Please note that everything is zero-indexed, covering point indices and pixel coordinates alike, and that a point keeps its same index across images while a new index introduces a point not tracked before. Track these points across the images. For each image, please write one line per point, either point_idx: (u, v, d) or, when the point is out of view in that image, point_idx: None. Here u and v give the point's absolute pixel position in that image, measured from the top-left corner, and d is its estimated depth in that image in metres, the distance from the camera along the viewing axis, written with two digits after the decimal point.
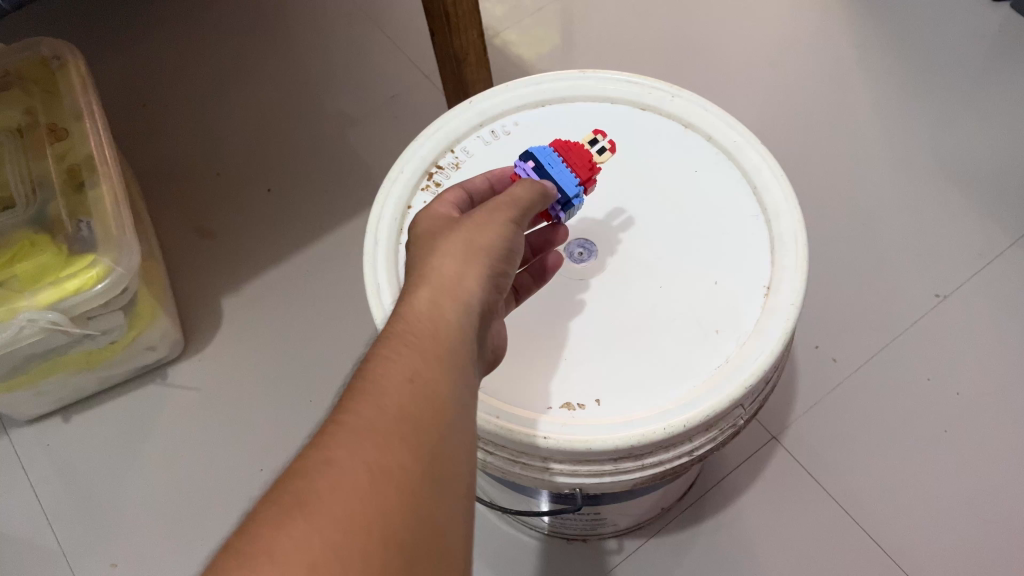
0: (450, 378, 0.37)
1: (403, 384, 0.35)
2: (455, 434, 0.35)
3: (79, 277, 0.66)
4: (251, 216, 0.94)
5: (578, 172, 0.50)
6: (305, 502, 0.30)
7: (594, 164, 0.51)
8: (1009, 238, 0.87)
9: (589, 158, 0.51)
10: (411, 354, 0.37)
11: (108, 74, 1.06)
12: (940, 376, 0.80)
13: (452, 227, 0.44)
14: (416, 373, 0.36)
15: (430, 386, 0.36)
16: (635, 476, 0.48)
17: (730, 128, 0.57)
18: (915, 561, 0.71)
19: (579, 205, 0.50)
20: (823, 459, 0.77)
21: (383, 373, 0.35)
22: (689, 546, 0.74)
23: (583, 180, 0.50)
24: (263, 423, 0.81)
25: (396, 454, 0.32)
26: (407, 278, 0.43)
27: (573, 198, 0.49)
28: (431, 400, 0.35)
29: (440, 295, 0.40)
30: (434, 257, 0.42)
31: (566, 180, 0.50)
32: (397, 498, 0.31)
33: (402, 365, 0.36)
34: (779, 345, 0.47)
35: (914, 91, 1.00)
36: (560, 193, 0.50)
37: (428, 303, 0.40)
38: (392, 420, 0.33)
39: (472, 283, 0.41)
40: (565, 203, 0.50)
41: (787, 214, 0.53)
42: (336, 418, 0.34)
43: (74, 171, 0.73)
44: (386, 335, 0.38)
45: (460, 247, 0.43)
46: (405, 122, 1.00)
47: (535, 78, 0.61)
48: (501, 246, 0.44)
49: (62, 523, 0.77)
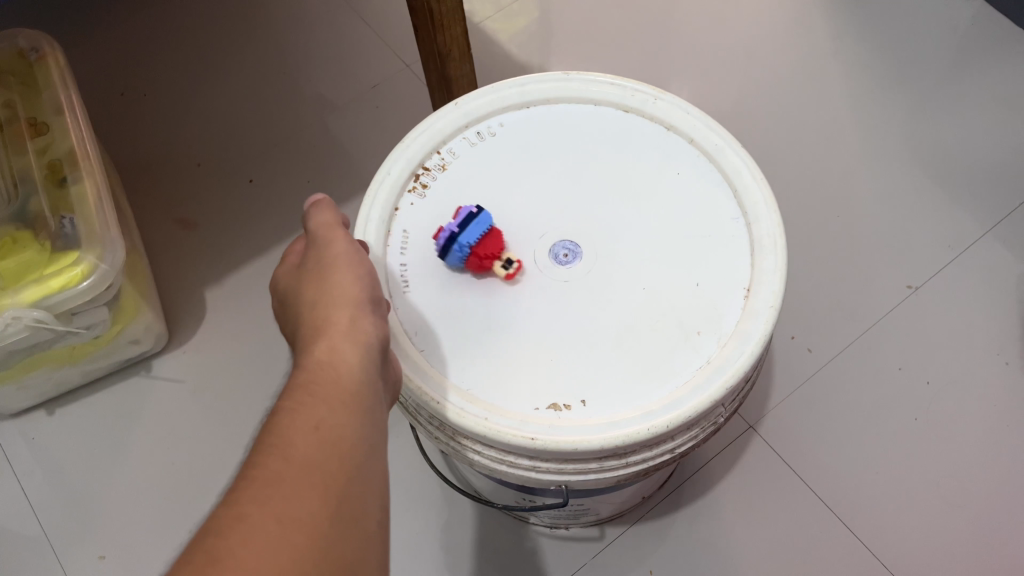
0: (356, 423, 0.39)
1: (310, 435, 0.37)
2: (363, 476, 0.38)
3: (64, 275, 0.66)
4: (231, 207, 0.94)
5: (478, 249, 0.53)
6: (219, 556, 0.31)
7: (487, 262, 0.53)
8: (979, 230, 0.90)
9: (491, 258, 0.53)
10: (314, 405, 0.39)
11: (84, 62, 1.05)
12: (912, 365, 0.82)
13: (319, 273, 0.46)
14: (322, 422, 0.38)
15: (335, 433, 0.38)
16: (619, 472, 0.49)
17: (710, 130, 0.58)
18: (886, 544, 0.74)
19: (450, 253, 0.54)
20: (799, 448, 0.79)
21: (290, 427, 0.37)
22: (668, 532, 0.76)
23: (473, 254, 0.53)
24: (248, 415, 0.82)
25: (305, 504, 0.34)
26: (300, 333, 0.45)
27: (453, 243, 0.53)
28: (338, 446, 0.37)
29: (340, 341, 0.43)
30: (321, 308, 0.45)
31: (468, 237, 0.53)
32: (310, 547, 0.33)
33: (305, 417, 0.38)
34: (757, 346, 0.49)
35: (890, 83, 1.02)
36: (456, 234, 0.53)
37: (328, 350, 0.42)
38: (301, 469, 0.35)
39: (364, 324, 0.44)
40: (448, 242, 0.53)
41: (767, 218, 0.54)
42: (248, 474, 0.35)
43: (56, 167, 0.72)
44: (290, 388, 0.40)
45: (336, 292, 0.45)
46: (386, 112, 1.00)
47: (518, 79, 0.62)
48: (368, 280, 0.47)
49: (48, 516, 0.77)
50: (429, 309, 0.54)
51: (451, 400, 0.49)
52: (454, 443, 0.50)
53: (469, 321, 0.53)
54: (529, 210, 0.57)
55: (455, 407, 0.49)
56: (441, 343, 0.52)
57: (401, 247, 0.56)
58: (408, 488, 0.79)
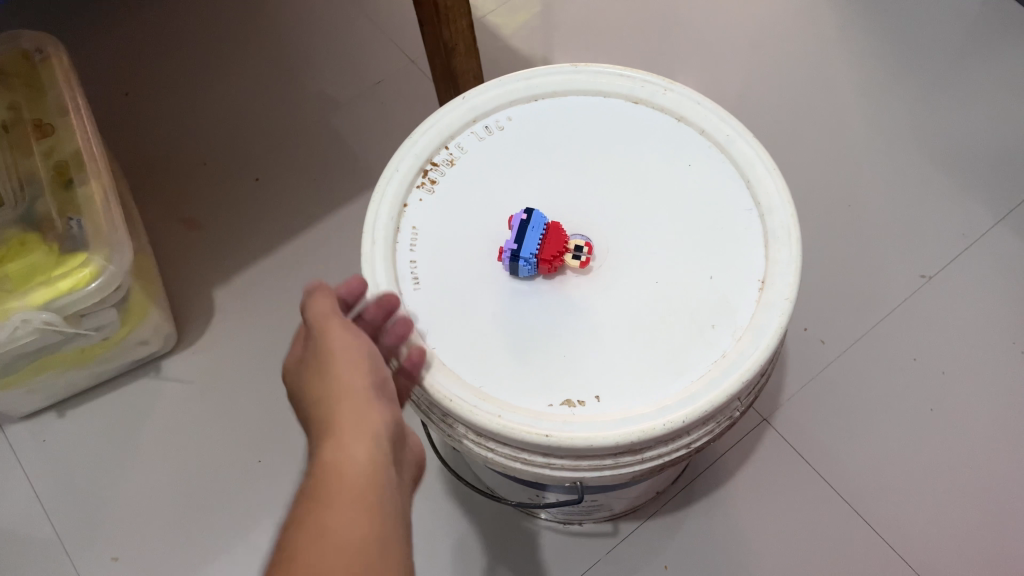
0: (370, 525, 0.37)
1: (319, 544, 0.35)
2: None
3: (72, 277, 0.66)
4: (237, 206, 0.94)
5: (545, 249, 0.52)
6: None
7: (560, 256, 0.52)
8: (992, 218, 0.89)
9: (559, 251, 0.52)
10: (324, 511, 0.37)
11: (88, 63, 1.04)
12: (926, 355, 0.81)
13: (322, 368, 0.45)
14: (331, 528, 0.36)
15: (347, 538, 0.36)
16: (634, 468, 0.48)
17: (721, 120, 0.58)
18: (902, 536, 0.73)
19: (523, 267, 0.52)
20: (814, 441, 0.78)
21: (300, 540, 0.35)
22: (682, 527, 0.75)
23: (542, 256, 0.52)
24: (258, 415, 0.82)
25: None
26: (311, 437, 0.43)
27: (520, 256, 0.52)
28: (351, 551, 0.35)
29: (348, 439, 0.40)
30: (327, 407, 0.43)
31: (529, 243, 0.52)
32: None
33: (315, 526, 0.36)
34: (773, 339, 0.48)
35: (900, 70, 1.01)
36: (516, 246, 0.52)
37: (335, 450, 0.40)
38: None
39: (373, 417, 0.42)
40: (514, 256, 0.52)
41: (780, 209, 0.53)
42: None
43: (62, 168, 0.72)
44: (302, 497, 0.38)
45: (340, 386, 0.43)
46: (392, 108, 0.99)
47: (526, 72, 0.62)
48: (372, 367, 0.45)
49: (60, 519, 0.77)
50: (442, 306, 0.53)
51: (464, 397, 0.48)
52: (467, 440, 0.50)
53: (481, 318, 0.52)
54: (538, 204, 0.57)
55: (468, 405, 0.48)
56: (456, 339, 0.52)
57: (411, 243, 0.56)
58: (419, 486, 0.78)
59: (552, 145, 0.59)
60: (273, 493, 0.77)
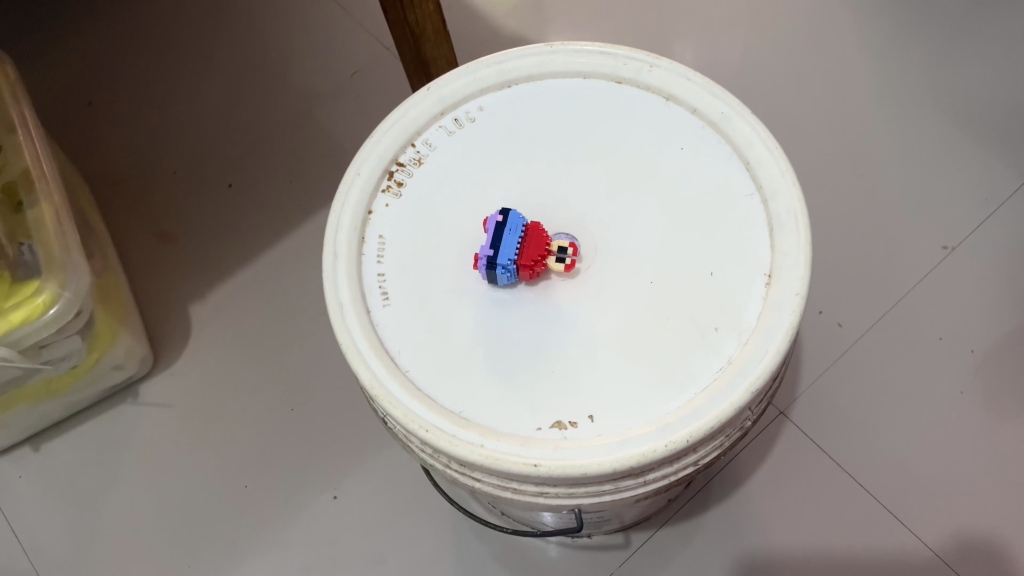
0: None
1: None
2: None
3: (25, 307, 0.61)
4: (211, 215, 0.89)
5: (524, 252, 0.47)
6: None
7: (543, 262, 0.47)
8: (1014, 181, 0.82)
9: (541, 255, 0.47)
10: None
11: (48, 74, 0.99)
12: (953, 334, 0.76)
13: None
14: None
15: None
16: (638, 492, 0.43)
17: (715, 97, 0.52)
18: (937, 532, 0.68)
19: (501, 276, 0.47)
20: (836, 433, 0.73)
21: None
22: (700, 532, 0.70)
23: (522, 262, 0.47)
24: (243, 436, 0.77)
25: None
26: None
27: (496, 263, 0.46)
28: None
29: None
30: None
31: (506, 247, 0.46)
32: None
33: None
34: (784, 341, 0.43)
35: (909, 26, 0.94)
36: (493, 251, 0.47)
37: None
38: None
39: None
40: (490, 264, 0.47)
41: (784, 192, 0.48)
42: None
43: (12, 189, 0.67)
44: None
45: None
46: (370, 101, 0.94)
47: (497, 55, 0.56)
48: None
49: (40, 558, 0.73)
50: (416, 321, 0.48)
51: (441, 426, 0.43)
52: (451, 470, 0.44)
53: (457, 333, 0.47)
54: (515, 203, 0.51)
55: (446, 434, 0.43)
56: (431, 359, 0.47)
57: (378, 254, 0.50)
58: (415, 502, 0.73)
59: (530, 134, 0.54)
60: (263, 520, 0.73)
